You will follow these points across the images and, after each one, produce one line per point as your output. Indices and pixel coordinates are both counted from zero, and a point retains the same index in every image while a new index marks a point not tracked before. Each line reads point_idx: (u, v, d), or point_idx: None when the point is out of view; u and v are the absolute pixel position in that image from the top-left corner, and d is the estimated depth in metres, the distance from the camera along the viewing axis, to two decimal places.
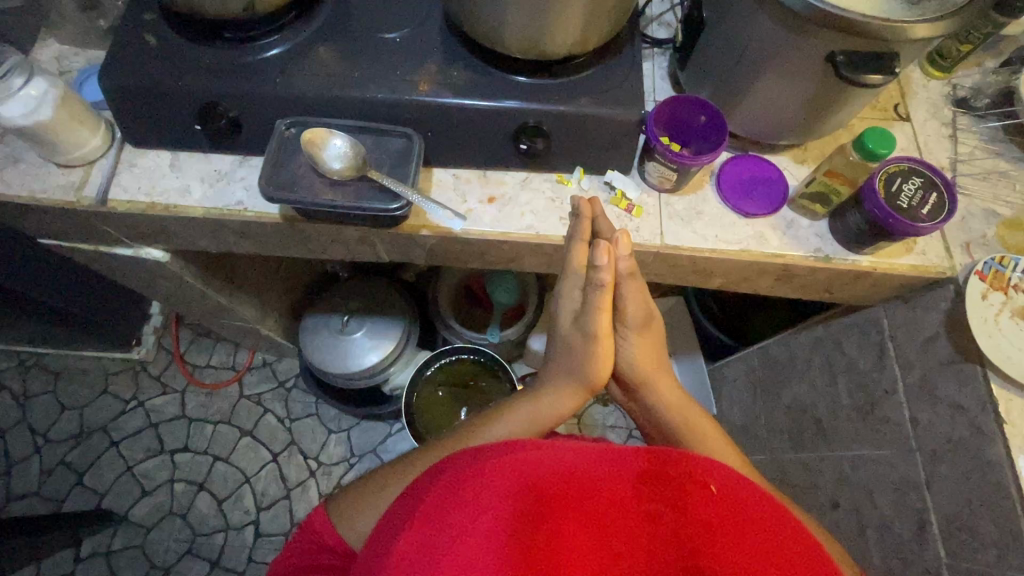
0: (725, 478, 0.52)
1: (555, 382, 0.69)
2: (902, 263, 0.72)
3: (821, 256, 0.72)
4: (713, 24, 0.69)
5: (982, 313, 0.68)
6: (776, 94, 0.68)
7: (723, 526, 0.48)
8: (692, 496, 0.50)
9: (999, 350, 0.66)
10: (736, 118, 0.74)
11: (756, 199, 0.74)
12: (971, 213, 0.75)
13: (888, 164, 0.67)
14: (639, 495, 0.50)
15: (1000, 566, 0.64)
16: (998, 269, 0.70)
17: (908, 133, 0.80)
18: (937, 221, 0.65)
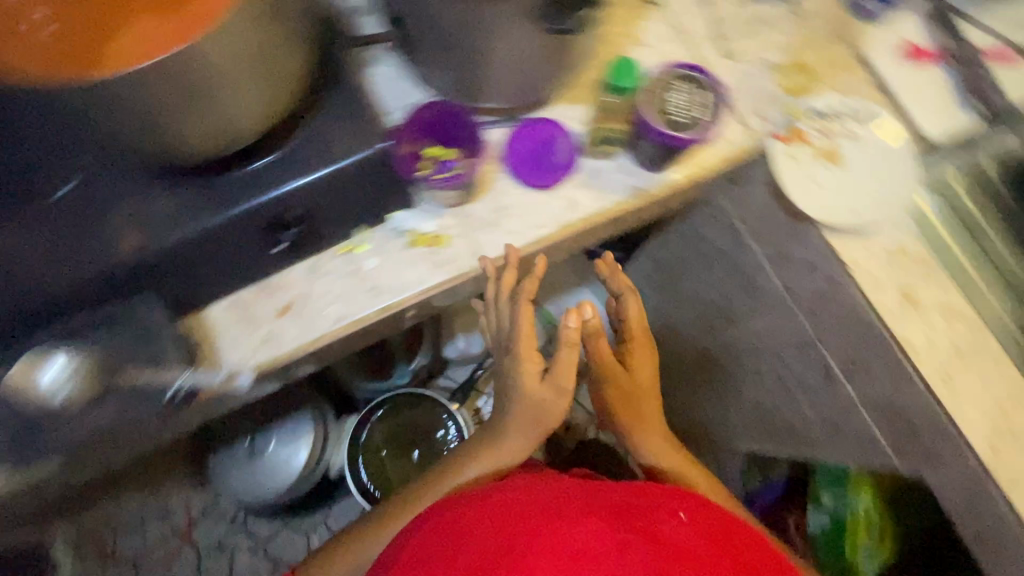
0: (693, 511, 0.63)
1: (519, 443, 0.74)
2: (710, 159, 0.70)
3: (636, 192, 0.69)
4: (412, 14, 0.59)
5: (794, 173, 0.69)
6: (513, 57, 0.60)
7: (690, 542, 0.58)
8: (671, 519, 0.61)
9: (822, 203, 0.67)
10: (493, 93, 0.67)
11: (550, 165, 0.68)
12: (751, 75, 0.74)
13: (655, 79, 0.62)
14: (620, 522, 0.59)
15: (895, 391, 0.68)
16: (792, 123, 0.71)
17: (664, 20, 0.76)
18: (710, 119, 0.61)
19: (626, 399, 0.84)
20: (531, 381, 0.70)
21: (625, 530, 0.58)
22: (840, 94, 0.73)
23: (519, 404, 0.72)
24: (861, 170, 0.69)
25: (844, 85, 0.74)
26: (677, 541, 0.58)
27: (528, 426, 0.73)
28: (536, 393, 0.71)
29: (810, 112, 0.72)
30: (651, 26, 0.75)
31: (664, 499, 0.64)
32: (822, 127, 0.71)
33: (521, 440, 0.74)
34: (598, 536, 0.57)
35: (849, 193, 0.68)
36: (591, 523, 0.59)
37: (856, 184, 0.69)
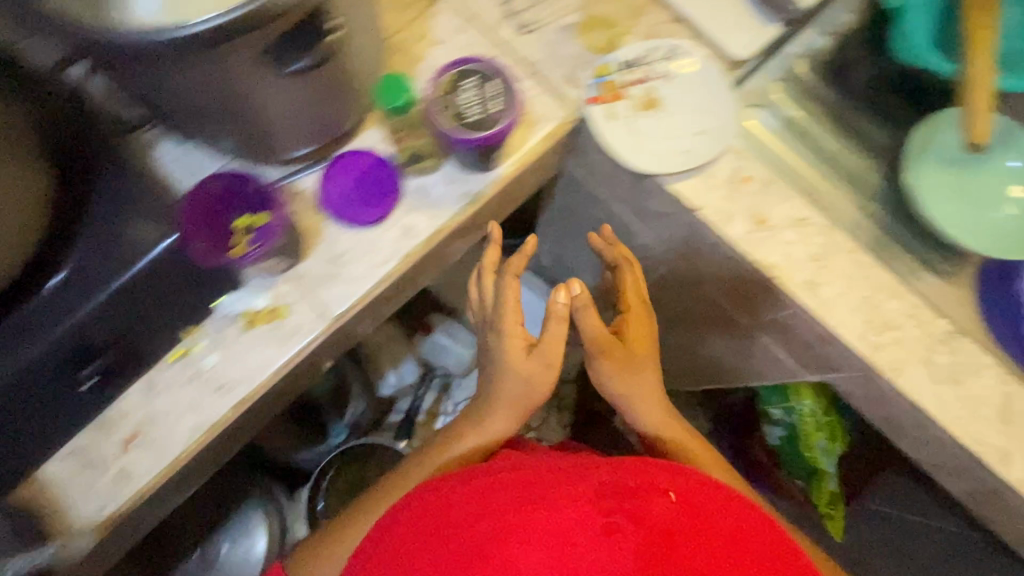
0: (687, 487, 0.53)
1: (504, 423, 0.68)
2: (535, 142, 0.68)
3: (471, 198, 0.66)
4: (148, 92, 0.52)
5: (620, 131, 0.67)
6: (282, 104, 0.55)
7: (679, 527, 0.49)
8: (660, 498, 0.51)
9: (654, 155, 0.66)
10: (284, 144, 0.61)
11: (374, 196, 0.64)
12: (553, 42, 0.71)
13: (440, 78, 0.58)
14: (604, 504, 0.50)
15: (777, 312, 0.68)
16: (604, 82, 0.69)
17: (451, 10, 0.72)
18: (511, 109, 0.57)
19: (629, 366, 0.68)
20: (516, 344, 0.66)
21: (607, 513, 0.49)
22: (643, 37, 0.72)
23: (506, 373, 0.66)
24: (681, 109, 0.68)
25: (644, 28, 0.72)
26: (663, 527, 0.49)
27: (509, 403, 0.67)
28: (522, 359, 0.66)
29: (618, 64, 0.70)
30: (440, 20, 0.71)
31: (655, 472, 0.55)
32: (634, 77, 0.69)
33: (504, 420, 0.68)
34: (576, 524, 0.48)
35: (676, 136, 0.67)
36: (568, 510, 0.49)
37: (680, 126, 0.67)
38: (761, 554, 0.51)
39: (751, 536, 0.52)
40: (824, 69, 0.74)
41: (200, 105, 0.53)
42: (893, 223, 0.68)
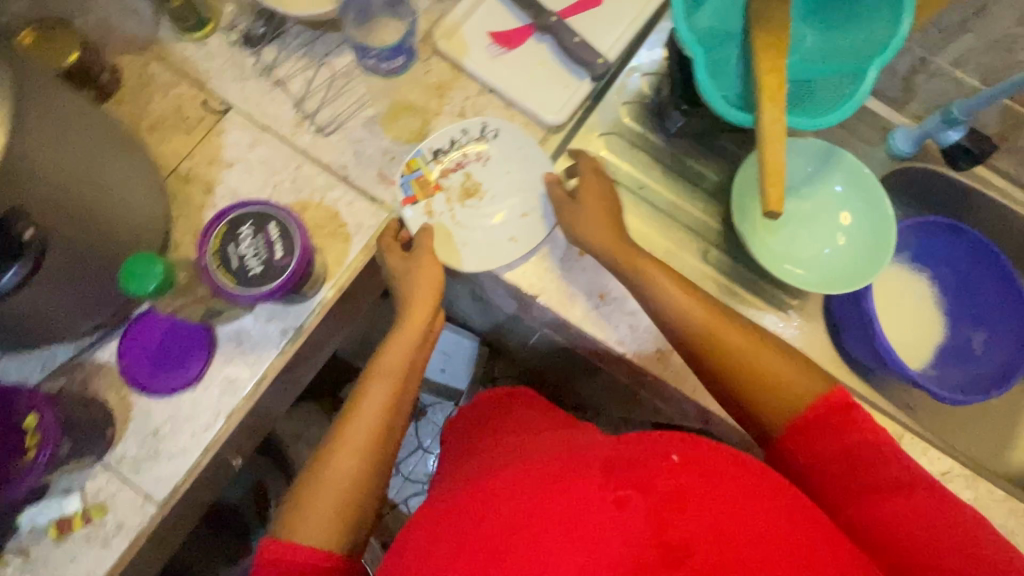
0: (691, 445, 0.46)
1: (426, 304, 0.60)
2: (354, 255, 0.63)
3: (293, 332, 0.60)
4: None
5: (441, 233, 0.64)
6: (30, 309, 0.48)
7: (690, 488, 0.42)
8: (660, 465, 0.44)
9: (481, 252, 0.64)
10: (59, 332, 0.54)
11: (180, 358, 0.58)
12: (358, 140, 0.66)
13: (212, 234, 0.52)
14: (610, 479, 0.44)
15: (640, 377, 0.66)
16: (417, 177, 0.65)
17: (242, 122, 0.66)
18: (296, 251, 0.52)
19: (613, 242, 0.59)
20: (431, 256, 0.61)
21: (612, 488, 0.43)
22: (455, 117, 0.68)
23: (414, 276, 0.60)
24: (504, 191, 0.66)
25: (454, 106, 0.68)
26: (672, 490, 0.42)
27: (422, 293, 0.60)
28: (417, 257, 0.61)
29: (427, 155, 0.65)
30: (230, 137, 0.65)
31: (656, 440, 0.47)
32: (449, 164, 0.66)
33: (410, 327, 0.59)
34: (581, 503, 0.42)
35: (502, 220, 0.65)
36: (571, 490, 0.43)
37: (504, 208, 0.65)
38: (801, 506, 0.42)
39: (790, 490, 0.43)
40: (646, 114, 0.72)
41: None
42: (736, 266, 0.68)
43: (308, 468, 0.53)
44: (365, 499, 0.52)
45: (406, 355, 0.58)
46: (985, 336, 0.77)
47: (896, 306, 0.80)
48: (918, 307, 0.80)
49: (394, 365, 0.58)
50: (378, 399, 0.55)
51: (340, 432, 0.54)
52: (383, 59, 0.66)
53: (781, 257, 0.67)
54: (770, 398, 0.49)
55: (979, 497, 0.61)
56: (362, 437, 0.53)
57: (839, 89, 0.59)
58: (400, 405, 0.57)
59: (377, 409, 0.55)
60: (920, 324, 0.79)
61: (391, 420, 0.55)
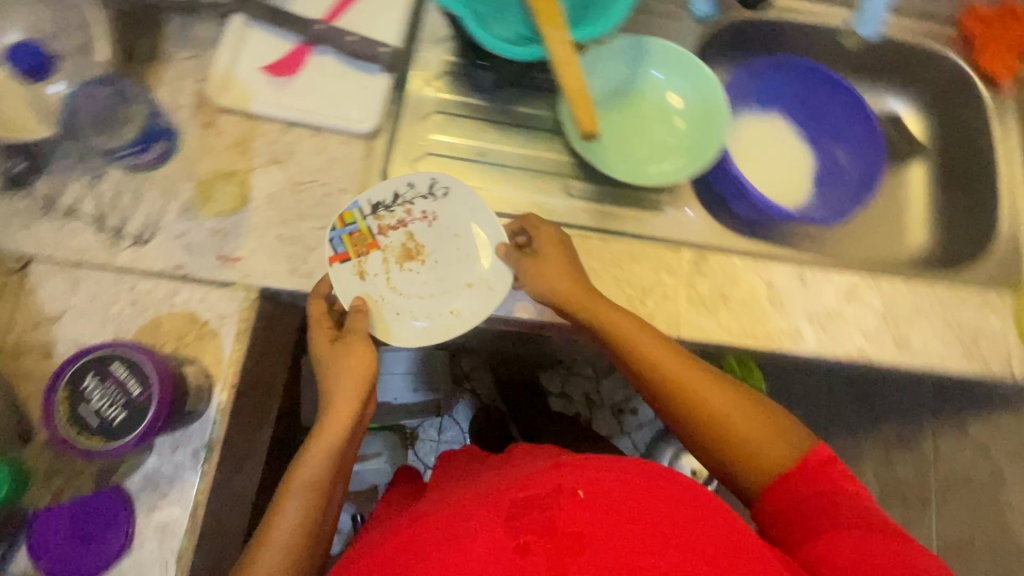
0: (595, 477, 0.48)
1: (348, 395, 0.58)
2: (231, 347, 0.59)
3: (204, 450, 0.57)
4: None
5: (374, 297, 0.60)
6: None
7: (592, 523, 0.43)
8: (566, 499, 0.45)
9: (414, 321, 0.60)
10: None
11: (98, 531, 0.54)
12: (183, 232, 0.61)
13: (57, 397, 0.47)
14: (517, 522, 0.45)
15: (561, 330, 0.67)
16: (348, 233, 0.61)
17: (51, 267, 0.59)
18: (153, 379, 0.48)
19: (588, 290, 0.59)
20: (360, 342, 0.58)
21: (517, 533, 0.44)
22: (269, 164, 0.64)
23: (339, 375, 0.58)
24: None
25: (264, 154, 0.64)
26: (573, 530, 0.43)
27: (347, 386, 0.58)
28: (340, 352, 0.58)
29: (363, 208, 0.61)
30: (44, 288, 0.59)
31: (563, 471, 0.49)
32: (390, 221, 0.62)
33: (335, 429, 0.57)
34: (488, 559, 0.43)
35: (445, 290, 0.61)
36: (478, 545, 0.44)
37: (455, 269, 0.61)
38: (705, 518, 0.46)
39: (697, 506, 0.47)
40: (456, 81, 0.70)
41: None
42: (600, 188, 0.68)
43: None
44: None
45: (332, 460, 0.56)
46: (848, 147, 0.81)
47: (763, 152, 0.82)
48: (783, 144, 0.83)
49: (320, 471, 0.55)
50: (294, 514, 0.53)
51: (258, 554, 0.52)
52: (134, 153, 0.61)
53: (642, 163, 0.67)
54: (756, 454, 0.55)
55: (887, 297, 0.64)
56: (281, 560, 0.51)
57: None
58: (323, 512, 0.55)
59: (300, 524, 0.53)
60: (791, 160, 0.82)
61: (315, 529, 0.54)
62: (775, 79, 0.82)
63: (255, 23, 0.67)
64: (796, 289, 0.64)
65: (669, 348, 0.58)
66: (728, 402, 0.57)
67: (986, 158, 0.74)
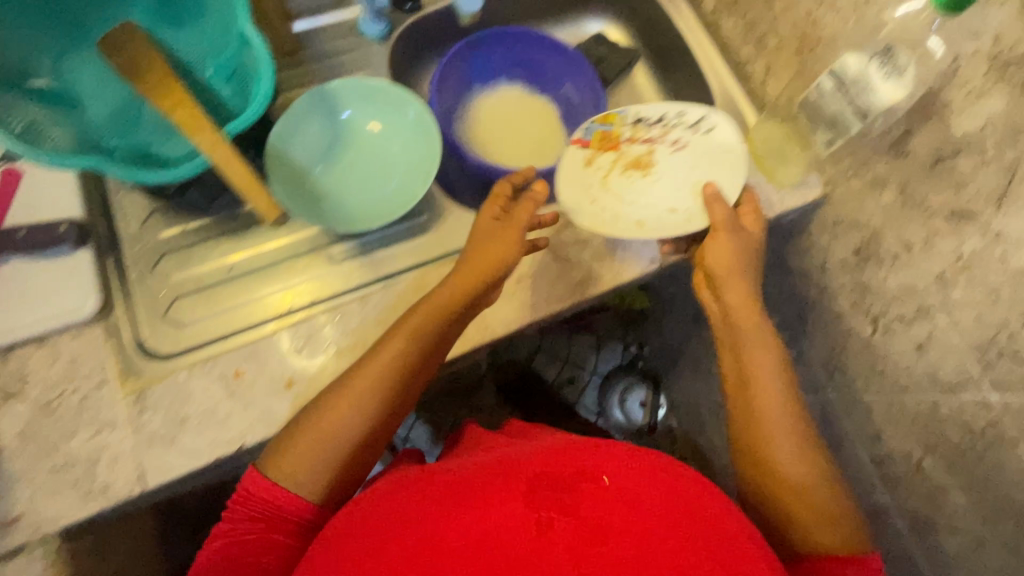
0: (628, 473, 0.45)
1: (483, 257, 0.58)
2: None
3: None
4: None
5: (580, 184, 0.65)
6: None
7: (614, 517, 0.42)
8: (593, 486, 0.44)
9: (599, 216, 0.64)
10: None
11: None
12: None
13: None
14: (539, 500, 0.43)
15: None
16: (602, 130, 0.66)
17: None
18: None
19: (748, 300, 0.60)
20: (513, 228, 0.60)
21: (541, 508, 0.43)
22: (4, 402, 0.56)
23: (482, 239, 0.60)
24: (123, 406, 0.57)
25: None
26: (593, 522, 0.42)
27: (489, 253, 0.58)
28: (489, 227, 0.60)
29: (630, 114, 0.66)
30: None
31: (603, 449, 0.48)
32: (648, 134, 0.67)
33: (465, 277, 0.58)
34: (506, 529, 0.42)
35: (649, 209, 0.64)
36: (493, 519, 0.43)
37: (616, 205, 0.65)
38: (716, 514, 0.44)
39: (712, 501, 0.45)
40: (169, 213, 0.65)
41: None
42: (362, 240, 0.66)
43: (305, 413, 0.53)
44: (339, 457, 0.51)
45: (453, 301, 0.57)
46: (570, 81, 0.82)
47: (495, 127, 0.82)
48: (509, 111, 0.84)
49: (436, 305, 0.57)
50: (397, 349, 0.55)
51: (355, 377, 0.53)
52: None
53: (400, 168, 0.67)
54: (817, 541, 0.48)
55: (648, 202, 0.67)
56: (370, 386, 0.53)
57: (250, 61, 0.57)
58: (422, 361, 0.55)
59: (401, 358, 0.54)
60: (523, 122, 0.83)
61: (410, 378, 0.55)
62: (476, 56, 0.80)
63: None
64: (569, 238, 0.65)
65: (773, 393, 0.54)
66: (818, 471, 0.51)
67: (676, 42, 0.81)
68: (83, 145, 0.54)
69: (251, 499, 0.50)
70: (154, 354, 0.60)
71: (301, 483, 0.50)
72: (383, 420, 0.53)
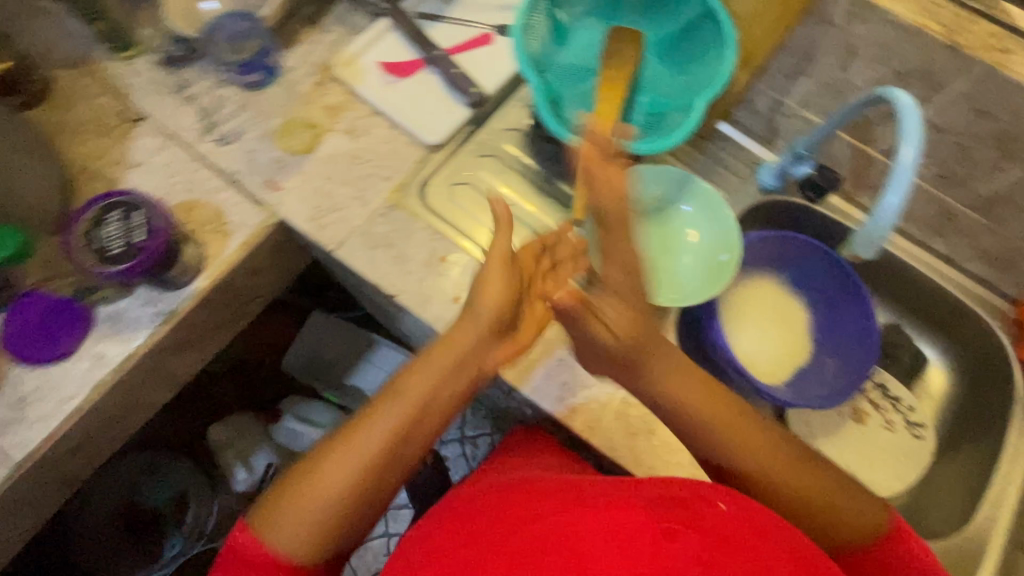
0: (748, 517, 0.46)
1: (472, 334, 0.58)
2: (231, 251, 0.68)
3: (165, 316, 0.66)
4: None
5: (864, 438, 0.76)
6: None
7: (737, 539, 0.43)
8: (706, 516, 0.45)
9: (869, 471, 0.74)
10: None
11: (34, 348, 0.62)
12: (252, 149, 0.73)
13: (75, 236, 0.58)
14: (658, 510, 0.45)
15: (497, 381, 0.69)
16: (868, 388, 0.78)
17: (151, 131, 0.74)
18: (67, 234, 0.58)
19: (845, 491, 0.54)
20: (496, 265, 0.58)
21: (664, 519, 0.44)
22: (344, 133, 0.75)
23: (477, 307, 0.58)
24: (381, 202, 0.72)
25: (345, 124, 0.75)
26: (716, 535, 0.43)
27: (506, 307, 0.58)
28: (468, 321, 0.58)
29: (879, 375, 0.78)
30: (139, 143, 0.74)
31: (702, 484, 0.49)
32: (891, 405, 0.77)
33: (454, 378, 0.58)
34: (628, 527, 0.44)
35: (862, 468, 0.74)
36: (616, 520, 0.45)
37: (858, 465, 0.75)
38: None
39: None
40: (526, 140, 0.78)
41: None
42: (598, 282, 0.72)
43: (292, 478, 0.55)
44: (340, 531, 0.54)
45: (438, 395, 0.57)
46: (840, 359, 0.78)
47: (742, 324, 0.80)
48: (766, 322, 0.81)
49: (420, 391, 0.56)
50: (380, 429, 0.55)
51: (332, 456, 0.54)
52: (237, 73, 0.76)
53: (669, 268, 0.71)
54: None
55: None
56: (350, 465, 0.54)
57: (678, 118, 0.67)
58: (400, 438, 0.55)
59: (380, 438, 0.55)
60: (761, 345, 0.79)
61: (392, 445, 0.55)
62: (809, 263, 0.80)
63: (396, 30, 0.80)
64: None
65: None
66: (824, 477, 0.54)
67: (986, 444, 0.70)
68: (542, 60, 0.69)
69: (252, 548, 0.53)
70: (425, 198, 0.74)
71: (298, 543, 0.53)
72: (364, 488, 0.54)
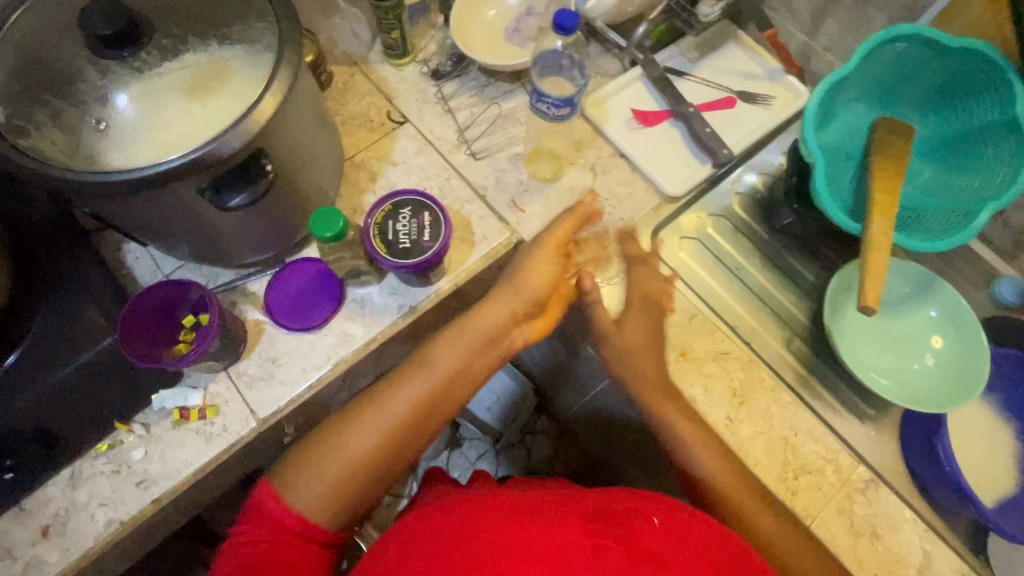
0: (690, 533, 0.48)
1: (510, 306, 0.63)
2: (474, 262, 0.72)
3: (407, 310, 0.69)
4: (122, 223, 0.58)
5: None
6: (249, 226, 0.61)
7: (670, 555, 0.45)
8: (638, 529, 0.47)
9: None
10: (249, 250, 0.65)
11: (291, 311, 0.68)
12: (501, 169, 0.77)
13: (369, 223, 0.63)
14: (593, 527, 0.47)
15: None
16: None
17: (411, 134, 0.79)
18: (371, 214, 0.63)
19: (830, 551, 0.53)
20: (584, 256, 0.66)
21: (603, 535, 0.46)
22: (587, 169, 0.78)
23: (513, 286, 0.64)
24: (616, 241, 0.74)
25: (588, 161, 0.78)
26: (653, 550, 0.45)
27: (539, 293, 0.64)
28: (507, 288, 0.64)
29: None
30: (400, 143, 0.79)
31: (645, 499, 0.51)
32: None
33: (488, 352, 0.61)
34: (566, 547, 0.45)
35: None
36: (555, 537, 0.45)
37: None
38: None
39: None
40: (758, 208, 0.79)
41: (177, 232, 0.59)
42: (816, 363, 0.71)
43: (317, 443, 0.53)
44: (365, 496, 0.53)
45: (472, 364, 0.60)
46: None
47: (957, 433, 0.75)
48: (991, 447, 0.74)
49: (457, 360, 0.59)
50: (416, 390, 0.57)
51: (356, 421, 0.54)
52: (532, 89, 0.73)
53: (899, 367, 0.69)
54: None
55: None
56: (375, 428, 0.54)
57: (951, 219, 0.65)
58: (434, 403, 0.57)
59: (418, 399, 0.56)
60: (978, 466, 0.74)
61: (427, 408, 0.57)
62: None
63: (645, 80, 0.83)
64: None
65: None
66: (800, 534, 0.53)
67: None
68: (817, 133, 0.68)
69: (270, 511, 0.50)
70: (655, 246, 0.75)
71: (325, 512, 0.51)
72: (398, 453, 0.54)
